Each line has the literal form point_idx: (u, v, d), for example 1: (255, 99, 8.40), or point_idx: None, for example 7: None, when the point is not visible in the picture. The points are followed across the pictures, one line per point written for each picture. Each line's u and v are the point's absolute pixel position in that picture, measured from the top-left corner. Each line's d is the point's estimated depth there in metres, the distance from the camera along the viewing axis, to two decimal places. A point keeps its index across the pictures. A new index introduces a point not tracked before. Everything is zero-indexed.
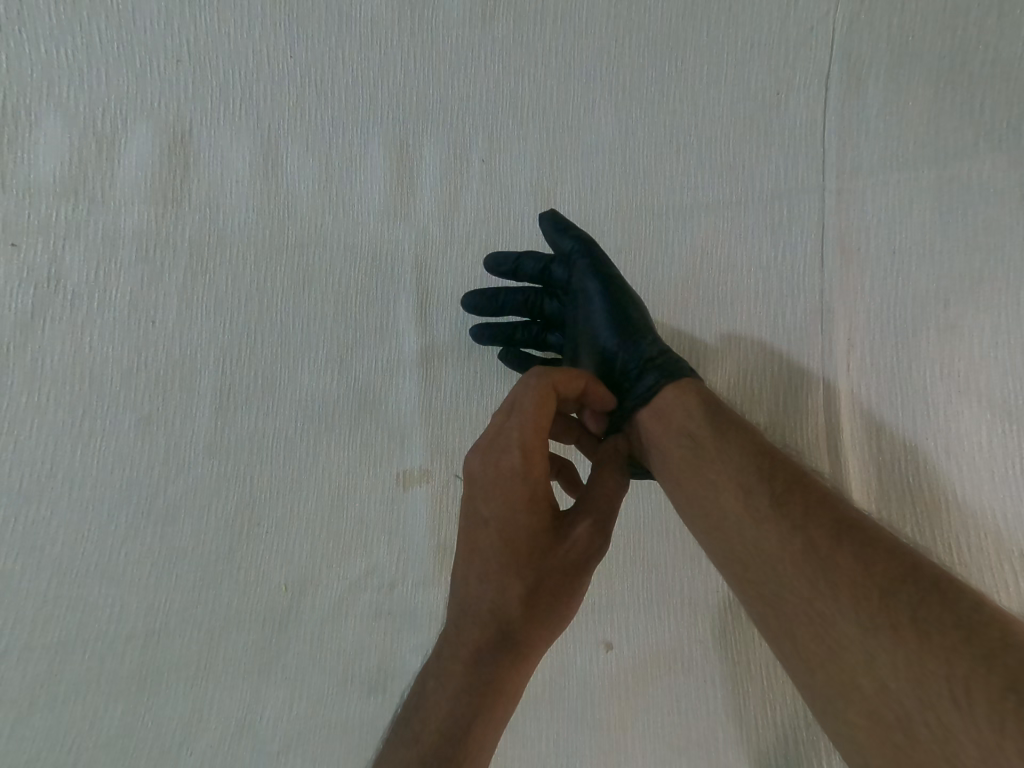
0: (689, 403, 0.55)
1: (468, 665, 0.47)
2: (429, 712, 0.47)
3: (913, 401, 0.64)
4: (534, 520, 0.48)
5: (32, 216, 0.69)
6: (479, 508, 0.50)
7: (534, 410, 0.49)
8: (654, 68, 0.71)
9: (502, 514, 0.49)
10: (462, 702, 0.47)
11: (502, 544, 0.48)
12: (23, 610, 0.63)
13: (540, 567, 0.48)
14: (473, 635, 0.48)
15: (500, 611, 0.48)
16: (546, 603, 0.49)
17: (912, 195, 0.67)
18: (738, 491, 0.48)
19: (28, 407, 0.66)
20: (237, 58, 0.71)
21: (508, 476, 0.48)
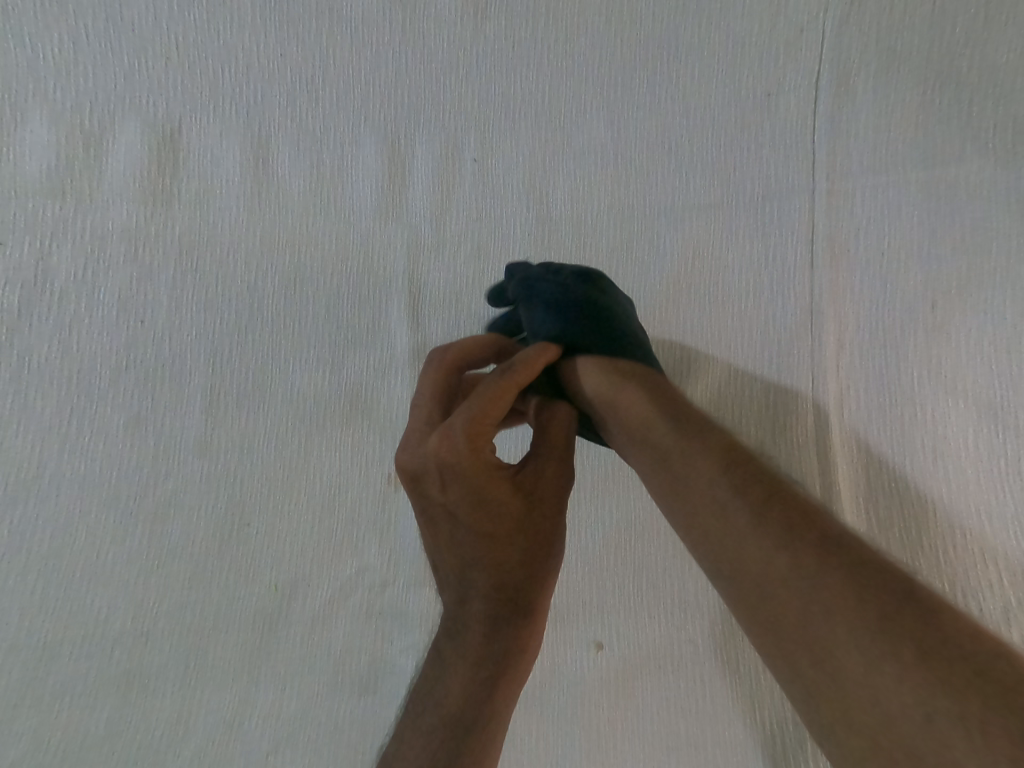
0: (649, 402, 0.51)
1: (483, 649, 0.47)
2: (436, 705, 0.47)
3: (901, 402, 0.65)
4: (500, 484, 0.48)
5: (19, 213, 0.68)
6: (435, 498, 0.48)
7: (494, 392, 0.48)
8: (645, 69, 0.71)
9: (461, 490, 0.47)
10: (460, 700, 0.47)
11: (479, 523, 0.47)
12: (11, 612, 0.62)
13: (516, 532, 0.48)
14: (471, 634, 0.48)
15: (493, 587, 0.48)
16: (524, 567, 0.48)
17: (902, 197, 0.67)
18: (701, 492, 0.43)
19: (16, 406, 0.65)
20: (226, 55, 0.71)
21: (456, 463, 0.46)
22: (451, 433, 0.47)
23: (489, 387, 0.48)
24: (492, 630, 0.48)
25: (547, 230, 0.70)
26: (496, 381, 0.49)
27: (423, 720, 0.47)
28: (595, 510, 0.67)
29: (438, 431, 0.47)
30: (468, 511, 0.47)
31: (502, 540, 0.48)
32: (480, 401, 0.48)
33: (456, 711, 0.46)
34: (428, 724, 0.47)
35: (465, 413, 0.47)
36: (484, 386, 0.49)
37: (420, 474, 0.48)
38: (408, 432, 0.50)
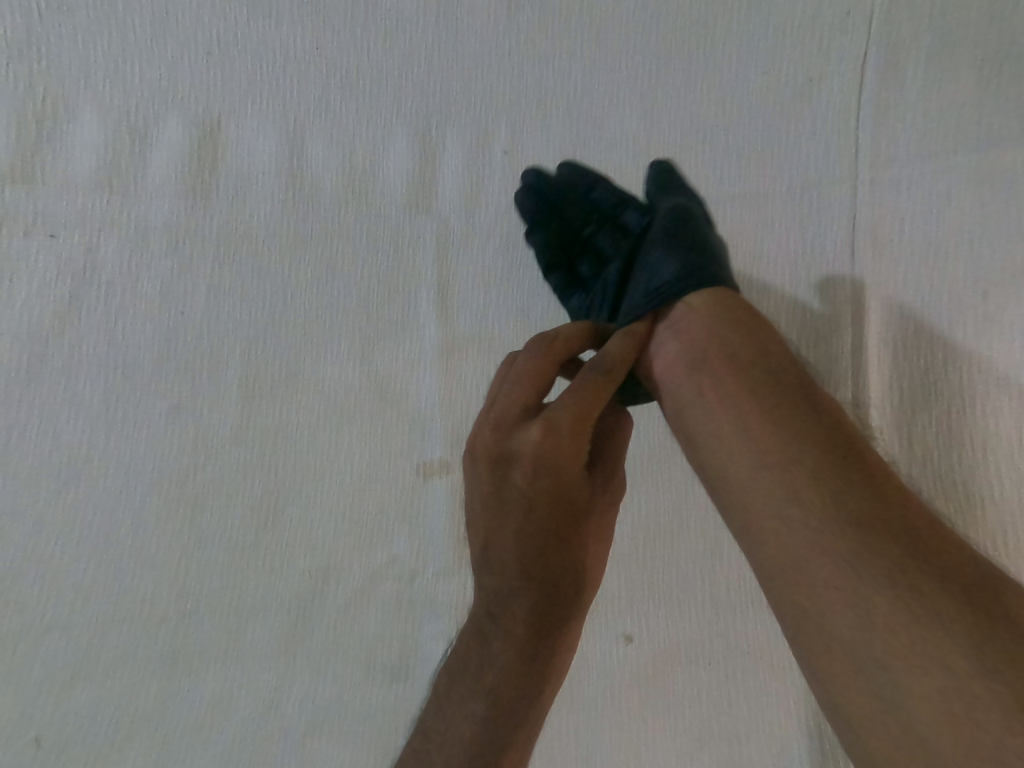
0: (758, 352, 0.49)
1: (535, 638, 0.48)
2: (492, 687, 0.48)
3: (948, 397, 0.63)
4: (579, 485, 0.49)
5: (69, 206, 0.70)
6: (519, 484, 0.48)
7: (593, 390, 0.49)
8: (682, 56, 0.70)
9: (550, 484, 0.48)
10: (511, 691, 0.48)
11: (553, 519, 0.48)
12: (62, 591, 0.65)
13: (582, 534, 0.49)
14: (522, 623, 0.48)
15: (550, 584, 0.48)
16: (582, 567, 0.50)
17: (950, 184, 0.65)
18: (781, 476, 0.42)
19: (66, 394, 0.68)
20: (264, 50, 0.72)
21: (552, 456, 0.48)
22: (551, 426, 0.48)
23: (592, 386, 0.49)
24: (537, 626, 0.48)
25: None
26: (601, 383, 0.49)
27: (467, 701, 0.48)
28: (625, 503, 0.66)
29: (538, 422, 0.48)
30: (546, 507, 0.48)
31: (570, 534, 0.49)
32: (580, 398, 0.48)
33: (504, 700, 0.48)
34: (473, 710, 0.48)
35: (571, 408, 0.48)
36: (589, 383, 0.49)
37: (511, 458, 0.49)
38: (504, 412, 0.50)
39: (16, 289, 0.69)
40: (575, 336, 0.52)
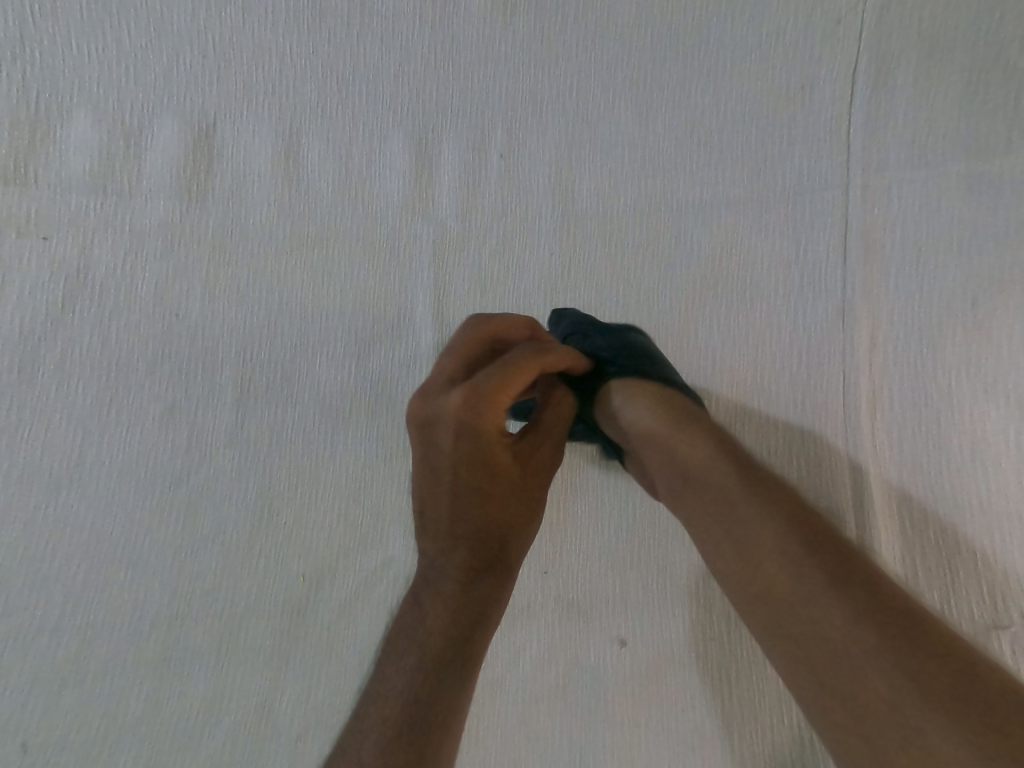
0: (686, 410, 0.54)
1: (466, 588, 0.50)
2: (427, 634, 0.48)
3: (938, 401, 0.63)
4: (500, 450, 0.51)
5: (64, 208, 0.70)
6: (444, 448, 0.50)
7: (517, 365, 0.50)
8: (675, 63, 0.70)
9: (471, 447, 0.50)
10: (441, 640, 0.48)
11: (474, 478, 0.50)
12: (53, 595, 0.64)
13: (507, 498, 0.51)
14: (449, 580, 0.50)
15: (475, 540, 0.51)
16: (506, 525, 0.52)
17: (941, 190, 0.66)
18: (784, 574, 0.41)
19: (58, 396, 0.68)
20: (260, 53, 0.72)
21: (473, 422, 0.49)
22: (474, 393, 0.49)
23: (516, 364, 0.50)
24: (464, 583, 0.50)
25: (572, 225, 0.70)
26: (522, 362, 0.50)
27: (398, 661, 0.47)
28: (618, 508, 0.67)
29: (461, 388, 0.49)
30: (468, 469, 0.50)
31: (494, 493, 0.51)
32: (505, 370, 0.49)
33: (435, 648, 0.47)
34: (404, 666, 0.46)
35: (492, 376, 0.49)
36: (511, 361, 0.50)
37: (435, 424, 0.50)
38: (432, 379, 0.52)
39: (9, 290, 0.69)
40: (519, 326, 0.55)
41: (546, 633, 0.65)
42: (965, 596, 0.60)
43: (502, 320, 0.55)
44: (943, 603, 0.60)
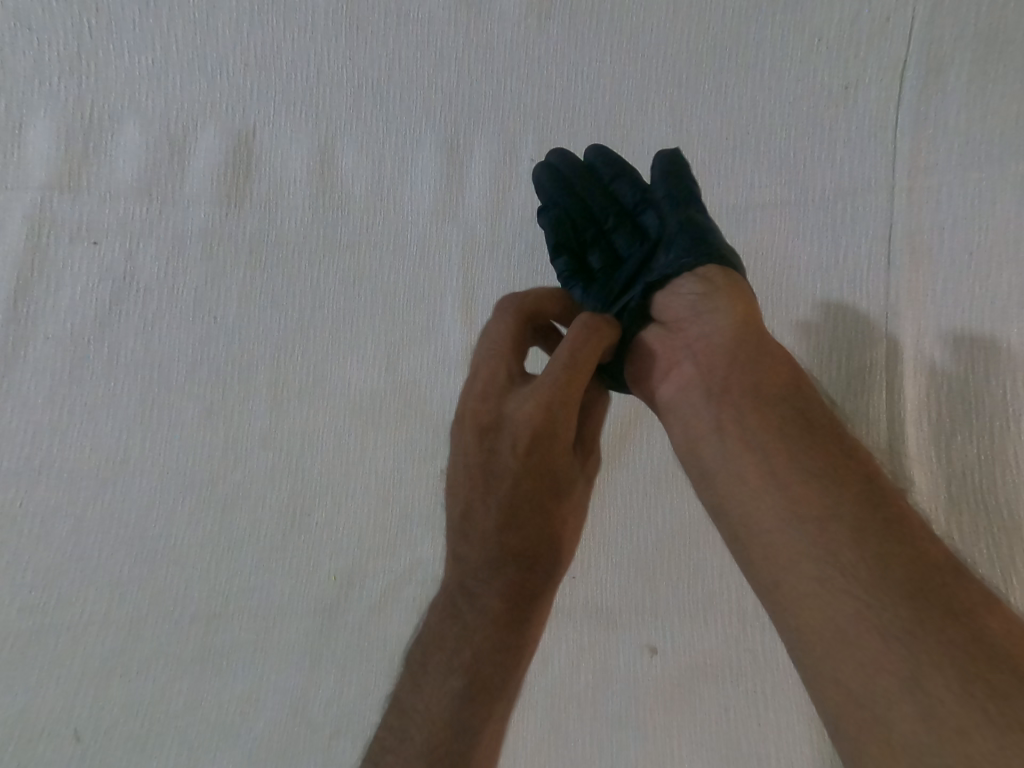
0: (719, 314, 0.50)
1: (513, 604, 0.50)
2: (469, 650, 0.50)
3: (988, 410, 0.61)
4: (562, 457, 0.49)
5: (111, 214, 0.73)
6: (508, 462, 0.48)
7: (577, 362, 0.48)
8: (712, 64, 0.69)
9: (541, 457, 0.48)
10: (487, 663, 0.50)
11: (535, 485, 0.49)
12: (99, 588, 0.66)
13: (564, 510, 0.50)
14: (495, 595, 0.50)
15: (526, 554, 0.50)
16: (557, 539, 0.50)
17: (992, 193, 0.63)
18: (799, 526, 0.41)
19: (105, 396, 0.70)
20: (298, 61, 0.73)
21: (547, 430, 0.48)
22: (549, 404, 0.47)
23: (578, 362, 0.48)
24: (510, 598, 0.50)
25: None
26: (585, 360, 0.49)
27: (444, 679, 0.50)
28: (648, 514, 0.66)
29: (533, 397, 0.48)
30: (531, 477, 0.48)
31: (551, 506, 0.50)
32: (572, 375, 0.48)
33: (482, 673, 0.50)
34: (451, 688, 0.50)
35: (561, 382, 0.48)
36: (569, 358, 0.48)
37: (503, 429, 0.48)
38: (491, 379, 0.49)
39: (60, 293, 0.72)
40: (553, 301, 0.55)
41: (575, 638, 0.65)
42: None
43: (533, 299, 0.53)
44: None
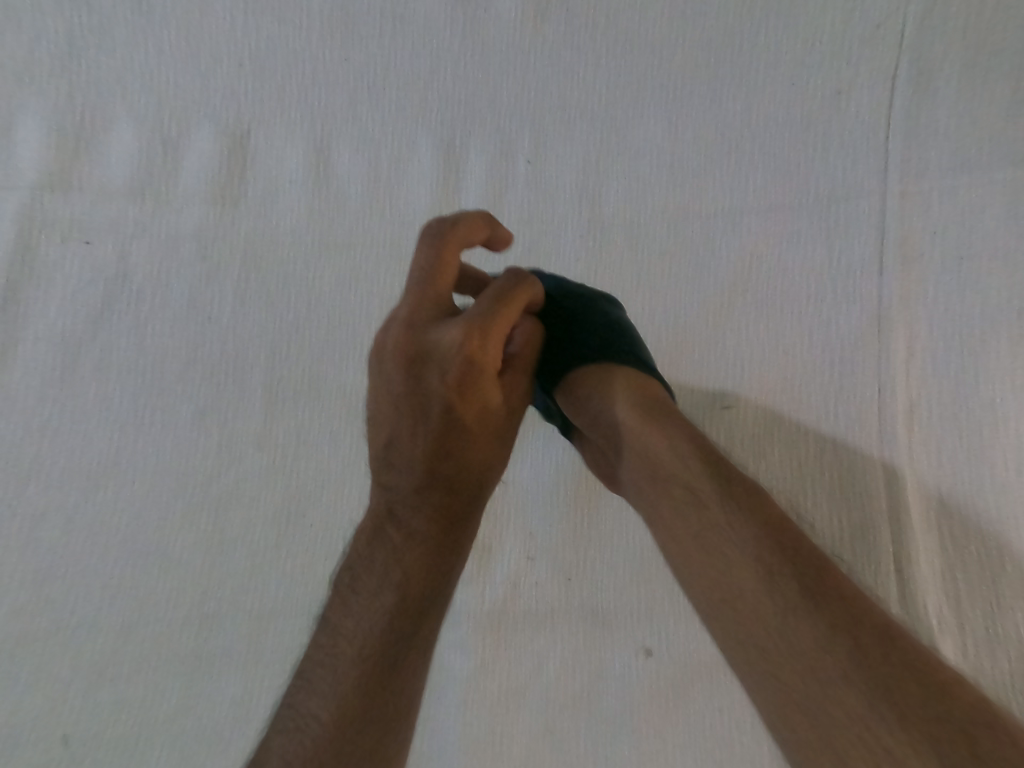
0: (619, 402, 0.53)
1: (443, 523, 0.49)
2: (399, 575, 0.47)
3: (978, 414, 0.61)
4: (488, 384, 0.51)
5: (104, 214, 0.72)
6: (435, 382, 0.49)
7: (507, 299, 0.51)
8: (708, 68, 0.70)
9: (467, 379, 0.49)
10: (417, 582, 0.47)
11: (459, 409, 0.50)
12: (89, 591, 0.66)
13: (490, 432, 0.52)
14: (424, 517, 0.49)
15: (452, 481, 0.50)
16: (481, 463, 0.51)
17: (983, 198, 0.64)
18: (729, 598, 0.39)
19: (97, 397, 0.69)
20: (294, 60, 0.73)
21: (473, 351, 0.49)
22: (477, 327, 0.49)
23: (509, 297, 0.51)
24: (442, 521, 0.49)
25: (601, 230, 0.70)
26: (514, 300, 0.51)
27: (374, 603, 0.46)
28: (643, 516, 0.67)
29: (461, 322, 0.49)
30: (454, 401, 0.50)
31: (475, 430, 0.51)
32: (501, 305, 0.50)
33: (412, 591, 0.47)
34: (381, 607, 0.46)
35: (489, 308, 0.50)
36: (500, 290, 0.51)
37: (428, 355, 0.49)
38: (417, 308, 0.50)
39: (52, 293, 0.71)
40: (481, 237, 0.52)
41: (571, 640, 0.65)
42: (1009, 618, 0.58)
43: (459, 225, 0.51)
44: (981, 624, 0.59)
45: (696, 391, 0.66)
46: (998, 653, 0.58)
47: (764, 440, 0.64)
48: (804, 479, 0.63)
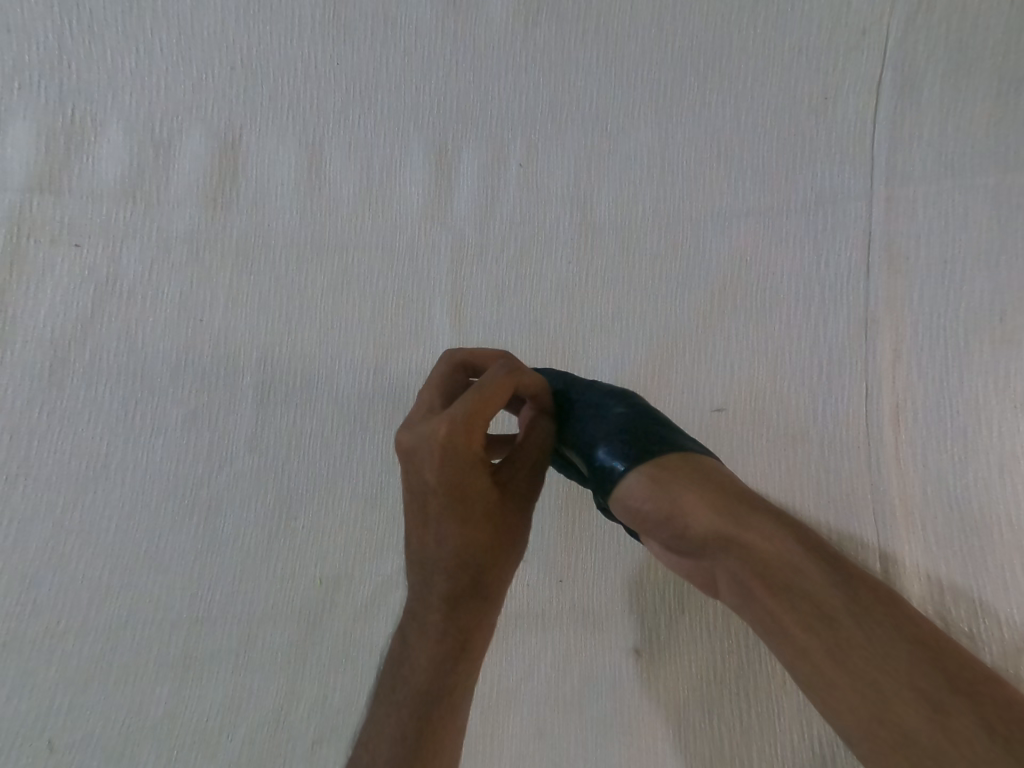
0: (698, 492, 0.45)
1: (449, 615, 0.51)
2: (411, 667, 0.51)
3: (963, 416, 0.62)
4: (480, 480, 0.50)
5: (94, 217, 0.72)
6: (426, 482, 0.49)
7: (487, 388, 0.49)
8: (697, 75, 0.70)
9: (451, 475, 0.49)
10: (428, 677, 0.50)
11: (457, 509, 0.50)
12: (78, 595, 0.65)
13: (489, 524, 0.51)
14: (432, 610, 0.51)
15: (460, 573, 0.51)
16: (488, 556, 0.51)
17: (967, 203, 0.65)
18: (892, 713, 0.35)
19: (86, 401, 0.69)
20: (285, 65, 0.73)
21: (449, 449, 0.48)
22: (452, 423, 0.48)
23: (489, 387, 0.49)
24: (450, 614, 0.51)
25: (591, 234, 0.70)
26: (495, 389, 0.49)
27: (390, 706, 0.49)
28: None
29: (438, 420, 0.48)
30: (447, 499, 0.50)
31: (476, 526, 0.50)
32: (480, 396, 0.48)
33: (423, 687, 0.49)
34: (395, 708, 0.49)
35: (466, 402, 0.48)
36: (482, 384, 0.50)
37: (415, 454, 0.49)
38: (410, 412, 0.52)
39: (41, 295, 0.71)
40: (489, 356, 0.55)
41: (561, 642, 0.65)
42: (993, 618, 0.59)
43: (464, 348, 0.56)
44: (968, 622, 0.59)
45: (685, 393, 0.66)
46: (982, 652, 0.58)
47: (752, 442, 0.64)
48: (792, 481, 0.63)
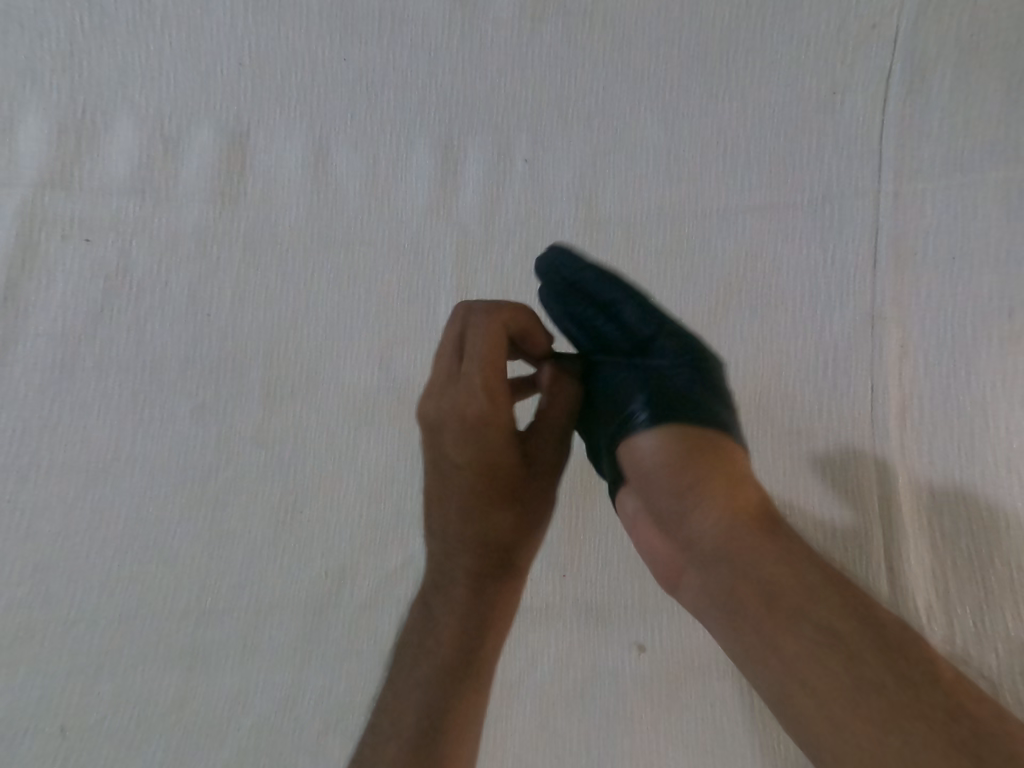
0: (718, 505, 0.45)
1: (473, 588, 0.52)
2: (434, 642, 0.51)
3: (970, 412, 0.62)
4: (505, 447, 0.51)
5: (104, 212, 0.73)
6: (451, 452, 0.50)
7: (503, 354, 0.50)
8: (704, 70, 0.70)
9: (476, 443, 0.50)
10: (453, 649, 0.50)
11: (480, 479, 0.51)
12: (89, 585, 0.66)
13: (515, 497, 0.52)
14: (456, 585, 0.52)
15: (484, 546, 0.52)
16: (512, 530, 0.53)
17: (977, 198, 0.65)
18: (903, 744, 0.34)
19: (96, 393, 0.70)
20: (293, 60, 0.74)
21: (473, 418, 0.49)
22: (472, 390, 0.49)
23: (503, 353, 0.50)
24: (474, 587, 0.52)
25: (597, 229, 0.70)
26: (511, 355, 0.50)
27: (412, 677, 0.50)
28: None
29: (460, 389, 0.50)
30: (474, 469, 0.50)
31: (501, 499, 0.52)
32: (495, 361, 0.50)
33: (449, 658, 0.50)
34: (418, 680, 0.49)
35: (483, 369, 0.50)
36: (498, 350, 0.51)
37: (440, 425, 0.50)
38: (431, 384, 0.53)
39: (52, 289, 0.72)
40: None
41: (564, 635, 0.66)
42: (998, 615, 0.58)
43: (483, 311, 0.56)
44: (974, 619, 0.59)
45: None
46: (987, 649, 0.58)
47: (757, 438, 0.64)
48: (797, 477, 0.63)
